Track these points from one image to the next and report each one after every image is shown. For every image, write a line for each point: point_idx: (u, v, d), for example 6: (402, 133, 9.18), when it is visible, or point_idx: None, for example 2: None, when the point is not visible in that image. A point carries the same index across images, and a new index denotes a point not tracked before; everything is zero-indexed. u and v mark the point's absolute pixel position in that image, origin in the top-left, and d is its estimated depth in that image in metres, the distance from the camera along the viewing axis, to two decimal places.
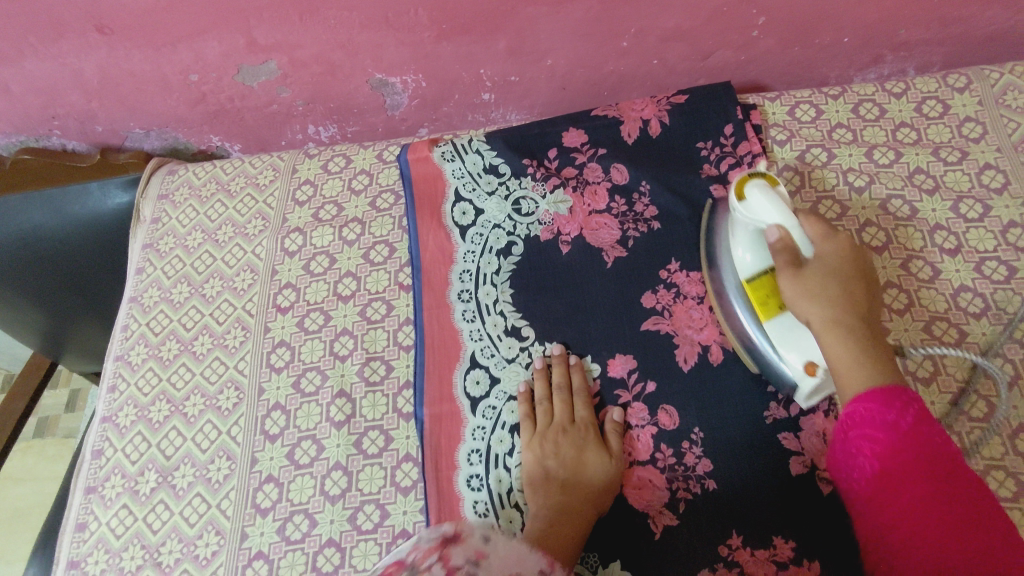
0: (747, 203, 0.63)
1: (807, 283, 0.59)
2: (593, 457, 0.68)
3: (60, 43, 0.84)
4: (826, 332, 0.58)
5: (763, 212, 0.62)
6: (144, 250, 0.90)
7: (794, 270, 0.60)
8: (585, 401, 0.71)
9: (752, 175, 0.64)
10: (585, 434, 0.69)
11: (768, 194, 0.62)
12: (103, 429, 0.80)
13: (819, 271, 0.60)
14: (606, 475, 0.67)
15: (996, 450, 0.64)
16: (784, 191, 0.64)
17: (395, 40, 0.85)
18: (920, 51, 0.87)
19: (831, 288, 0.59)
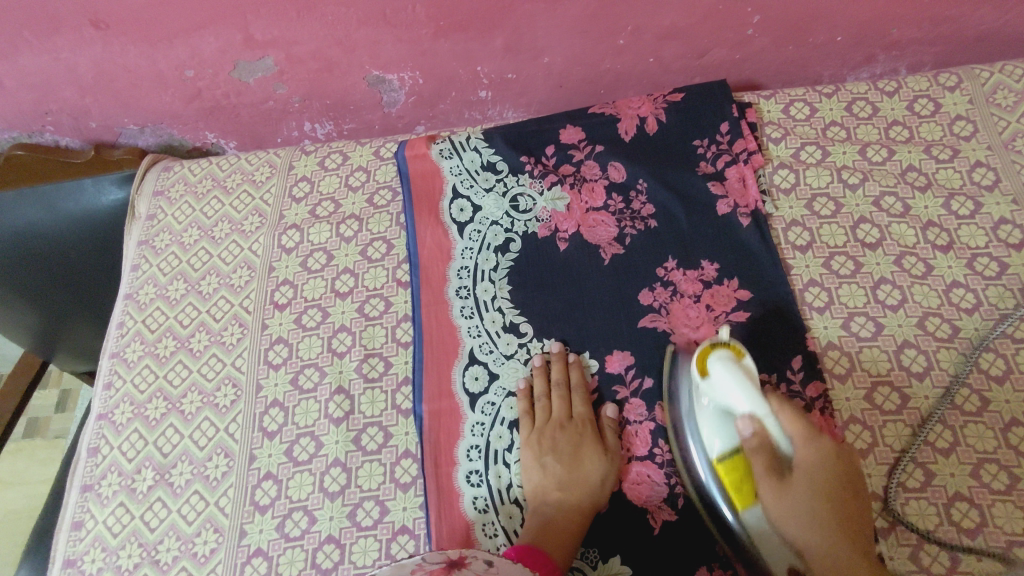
0: (714, 381, 0.61)
1: (791, 500, 0.57)
2: (590, 454, 0.68)
3: (54, 38, 0.83)
4: (816, 559, 0.56)
5: (733, 394, 0.59)
6: (139, 247, 0.90)
7: (777, 482, 0.58)
8: (583, 397, 0.72)
9: (716, 347, 0.62)
10: (582, 431, 0.70)
11: (736, 370, 0.59)
12: (99, 427, 0.79)
13: (799, 495, 0.57)
14: (602, 473, 0.67)
15: (988, 443, 0.65)
16: (750, 365, 0.61)
17: (392, 37, 0.85)
18: (912, 50, 0.88)
19: (813, 508, 0.57)
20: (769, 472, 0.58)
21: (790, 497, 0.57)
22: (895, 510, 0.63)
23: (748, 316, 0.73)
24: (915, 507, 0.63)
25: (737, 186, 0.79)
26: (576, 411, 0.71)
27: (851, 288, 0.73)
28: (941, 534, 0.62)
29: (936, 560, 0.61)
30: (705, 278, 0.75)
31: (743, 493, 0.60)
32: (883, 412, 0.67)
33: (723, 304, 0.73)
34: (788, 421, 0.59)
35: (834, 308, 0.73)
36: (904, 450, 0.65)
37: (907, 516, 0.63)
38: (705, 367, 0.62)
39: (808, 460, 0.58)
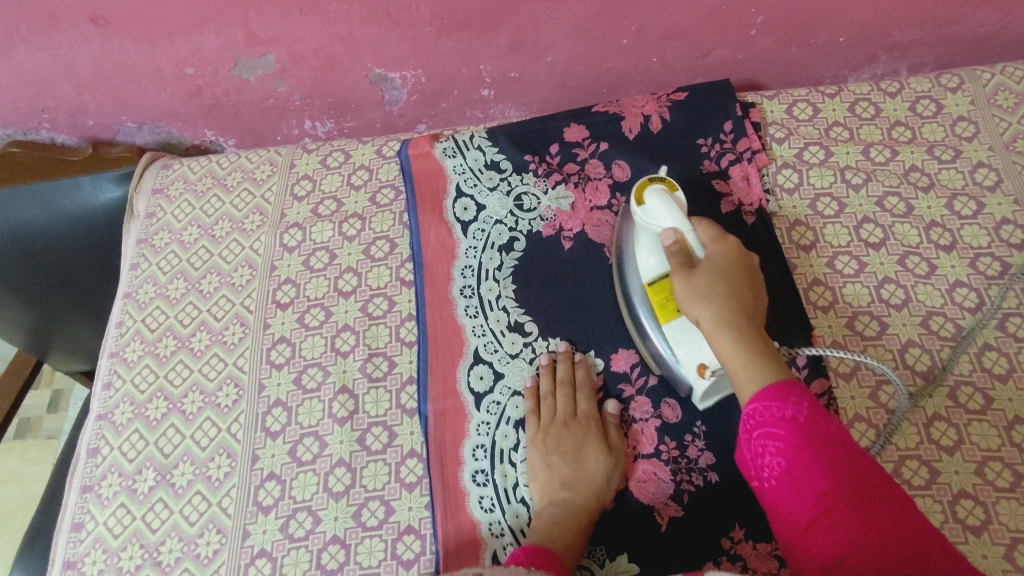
0: (645, 207, 0.64)
1: (698, 287, 0.57)
2: (597, 451, 0.68)
3: (52, 34, 0.82)
4: (714, 333, 0.55)
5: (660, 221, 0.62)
6: (139, 245, 0.89)
7: (685, 271, 0.59)
8: (588, 394, 0.72)
9: (652, 180, 0.65)
10: (588, 428, 0.69)
11: (665, 198, 0.63)
12: (99, 427, 0.78)
13: (707, 273, 0.58)
14: (608, 469, 0.67)
15: (993, 441, 0.65)
16: (682, 198, 0.64)
17: (395, 35, 0.84)
18: (913, 51, 0.89)
19: (721, 290, 0.56)
20: (680, 268, 0.59)
21: (697, 280, 0.57)
22: None
23: None
24: (920, 505, 0.63)
25: (742, 185, 0.79)
26: (581, 407, 0.71)
27: (855, 287, 0.74)
28: (947, 531, 0.62)
29: None
30: None
31: (669, 306, 0.65)
32: (888, 411, 0.68)
33: None
34: (705, 233, 0.61)
35: (838, 307, 0.73)
36: (909, 448, 0.66)
37: None
38: (642, 197, 0.65)
39: (718, 255, 0.59)
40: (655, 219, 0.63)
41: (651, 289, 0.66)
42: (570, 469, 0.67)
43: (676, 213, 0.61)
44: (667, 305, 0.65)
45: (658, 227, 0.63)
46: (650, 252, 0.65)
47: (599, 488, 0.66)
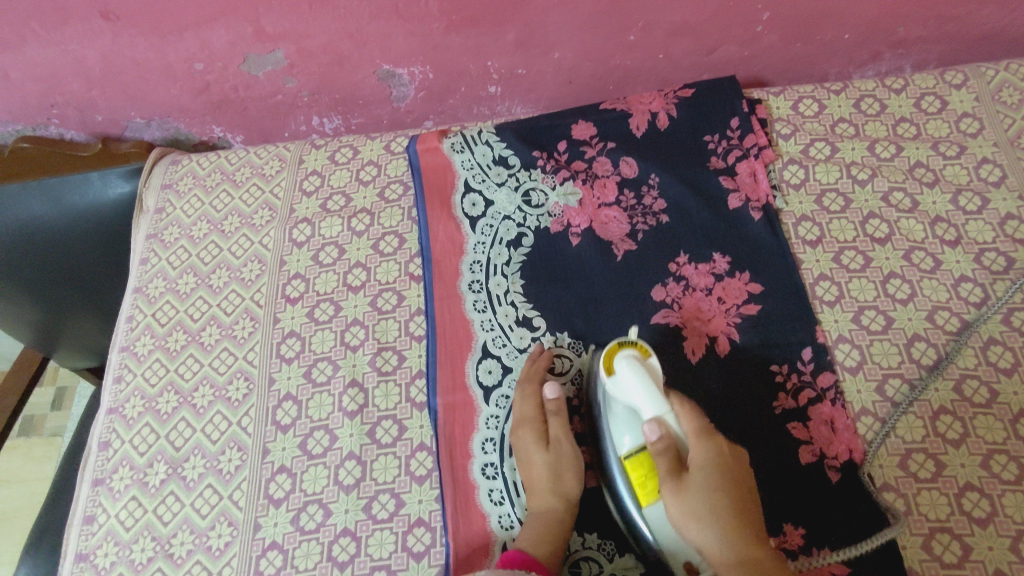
0: (620, 382, 0.62)
1: (692, 501, 0.56)
2: (541, 450, 0.67)
3: (63, 30, 0.83)
4: (719, 565, 0.54)
5: (636, 391, 0.60)
6: (148, 240, 0.89)
7: (676, 482, 0.57)
8: (530, 394, 0.70)
9: (624, 346, 0.64)
10: (527, 430, 0.69)
11: (645, 369, 0.61)
12: (110, 421, 0.79)
13: (697, 487, 0.56)
14: (559, 461, 0.67)
15: (998, 434, 0.66)
16: (655, 366, 0.63)
17: (404, 31, 0.85)
18: (918, 48, 0.89)
19: (711, 505, 0.55)
20: (670, 471, 0.57)
21: (689, 495, 0.56)
22: (906, 500, 0.64)
23: (760, 309, 0.73)
24: (926, 497, 0.64)
25: (748, 181, 0.80)
26: (519, 411, 0.70)
27: (861, 282, 0.74)
28: (952, 523, 0.63)
29: (949, 548, 0.62)
30: (716, 272, 0.76)
31: (648, 484, 0.59)
32: (894, 404, 0.68)
33: (734, 298, 0.74)
34: (688, 422, 0.59)
35: (844, 302, 0.73)
36: (916, 442, 0.66)
37: (918, 506, 0.64)
38: (612, 367, 0.63)
39: (705, 453, 0.58)
40: (632, 393, 0.61)
41: (628, 463, 0.61)
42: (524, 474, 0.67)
43: (654, 390, 0.60)
44: (647, 484, 0.59)
45: (637, 406, 0.61)
46: (630, 434, 0.61)
47: (556, 481, 0.66)
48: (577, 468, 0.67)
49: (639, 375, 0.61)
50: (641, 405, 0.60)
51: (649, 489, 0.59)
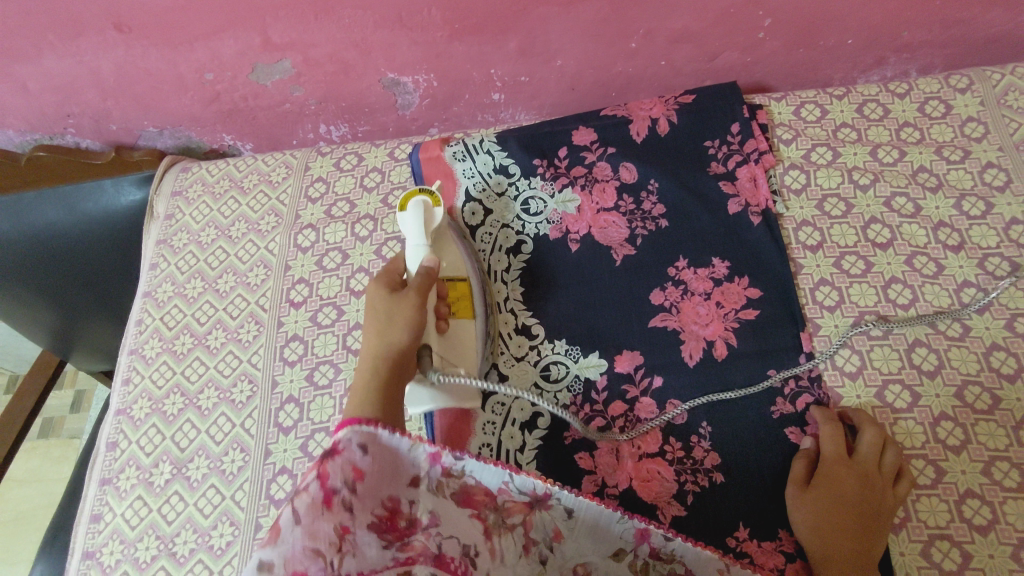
0: (405, 215, 0.73)
1: (398, 301, 0.64)
2: (385, 298, 0.65)
3: (78, 41, 0.85)
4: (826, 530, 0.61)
5: (409, 229, 0.71)
6: (158, 246, 0.92)
7: (390, 291, 0.65)
8: (384, 296, 0.65)
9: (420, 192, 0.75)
10: (379, 286, 0.66)
11: (421, 210, 0.73)
12: (118, 421, 0.81)
13: (402, 299, 0.64)
14: (398, 313, 0.63)
15: (1000, 441, 0.65)
16: (438, 214, 0.74)
17: (408, 40, 0.86)
18: (923, 52, 0.88)
19: (410, 313, 0.63)
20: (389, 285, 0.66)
21: (398, 297, 0.64)
22: (907, 507, 0.63)
23: (758, 313, 0.73)
24: (926, 504, 0.63)
25: (748, 186, 0.80)
26: (376, 279, 0.68)
27: (862, 287, 0.74)
28: (953, 531, 0.62)
29: (948, 556, 0.61)
30: (715, 277, 0.76)
31: (458, 304, 0.72)
32: (893, 410, 0.68)
33: (733, 302, 0.74)
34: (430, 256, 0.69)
35: (845, 307, 0.73)
36: (915, 448, 0.66)
37: (918, 513, 0.63)
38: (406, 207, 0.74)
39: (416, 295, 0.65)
40: (406, 231, 0.72)
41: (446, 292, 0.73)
42: (367, 340, 0.63)
43: (422, 233, 0.71)
44: (461, 302, 0.72)
45: (410, 233, 0.71)
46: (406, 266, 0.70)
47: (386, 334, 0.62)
48: (416, 330, 0.63)
49: (409, 228, 0.71)
50: (410, 236, 0.71)
51: (467, 307, 0.72)
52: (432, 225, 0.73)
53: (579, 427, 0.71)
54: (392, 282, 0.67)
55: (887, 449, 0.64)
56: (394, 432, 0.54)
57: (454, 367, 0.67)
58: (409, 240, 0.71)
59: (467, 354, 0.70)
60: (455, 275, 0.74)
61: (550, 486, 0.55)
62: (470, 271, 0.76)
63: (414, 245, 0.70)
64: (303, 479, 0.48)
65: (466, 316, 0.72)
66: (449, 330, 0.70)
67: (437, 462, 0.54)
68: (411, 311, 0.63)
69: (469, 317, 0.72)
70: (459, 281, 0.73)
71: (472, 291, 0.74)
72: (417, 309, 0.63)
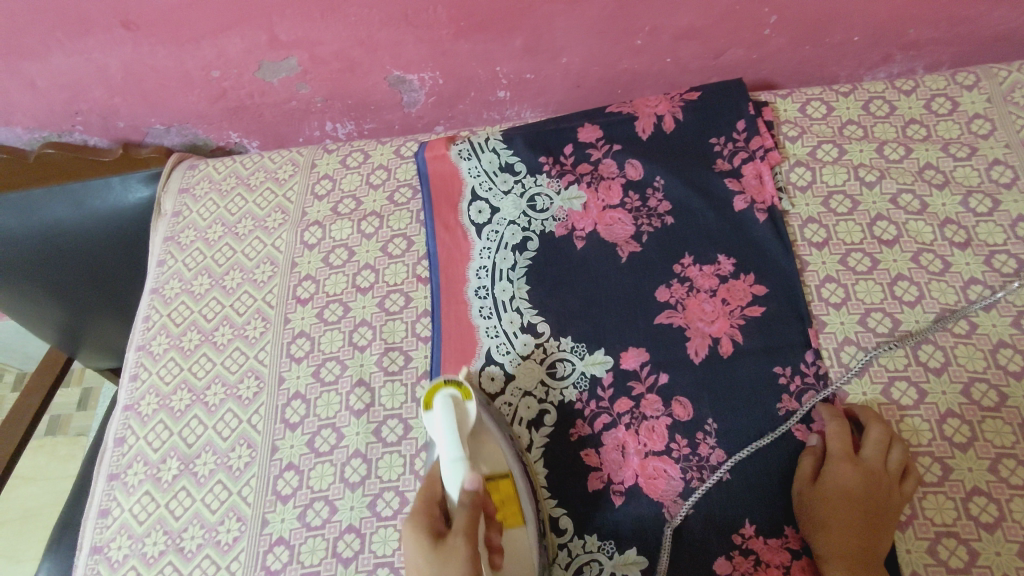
0: (433, 416, 0.65)
1: (445, 558, 0.52)
2: (431, 557, 0.53)
3: (86, 39, 0.86)
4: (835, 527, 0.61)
5: (443, 440, 0.63)
6: (165, 243, 0.92)
7: (435, 539, 0.54)
8: (430, 525, 0.56)
9: (444, 386, 0.67)
10: (420, 533, 0.55)
11: (452, 408, 0.64)
12: (126, 417, 0.81)
13: (455, 544, 0.53)
14: (449, 573, 0.51)
15: (1007, 438, 0.65)
16: (471, 410, 0.65)
17: (414, 38, 0.87)
18: (929, 49, 0.88)
19: (466, 571, 0.52)
20: (435, 531, 0.55)
21: (446, 551, 0.53)
22: (913, 504, 0.63)
23: (764, 311, 0.73)
24: (932, 501, 0.63)
25: (754, 183, 0.80)
26: (413, 519, 0.57)
27: (868, 284, 0.74)
28: (960, 528, 0.62)
29: (955, 553, 0.61)
30: (721, 274, 0.76)
31: (506, 513, 0.63)
32: (900, 407, 0.68)
33: (738, 299, 0.74)
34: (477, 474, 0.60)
35: (851, 304, 0.73)
36: (921, 445, 0.66)
37: (924, 510, 0.63)
38: (430, 404, 0.66)
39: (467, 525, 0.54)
40: (438, 435, 0.64)
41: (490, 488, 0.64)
42: None
43: (460, 445, 0.62)
44: (509, 508, 0.63)
45: (438, 441, 0.63)
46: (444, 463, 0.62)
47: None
48: None
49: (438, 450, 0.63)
50: (443, 452, 0.62)
51: (514, 513, 0.63)
52: (467, 427, 0.64)
53: (585, 424, 0.72)
54: (433, 521, 0.56)
55: (891, 445, 0.65)
56: None
57: None
58: (443, 458, 0.62)
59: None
60: (497, 474, 0.65)
61: None
62: (511, 465, 0.66)
63: (451, 463, 0.61)
64: None
65: (514, 523, 0.63)
66: (504, 562, 0.60)
67: None
68: (464, 564, 0.52)
69: (520, 523, 0.63)
70: (501, 482, 0.64)
71: (518, 488, 0.65)
72: (469, 544, 0.53)
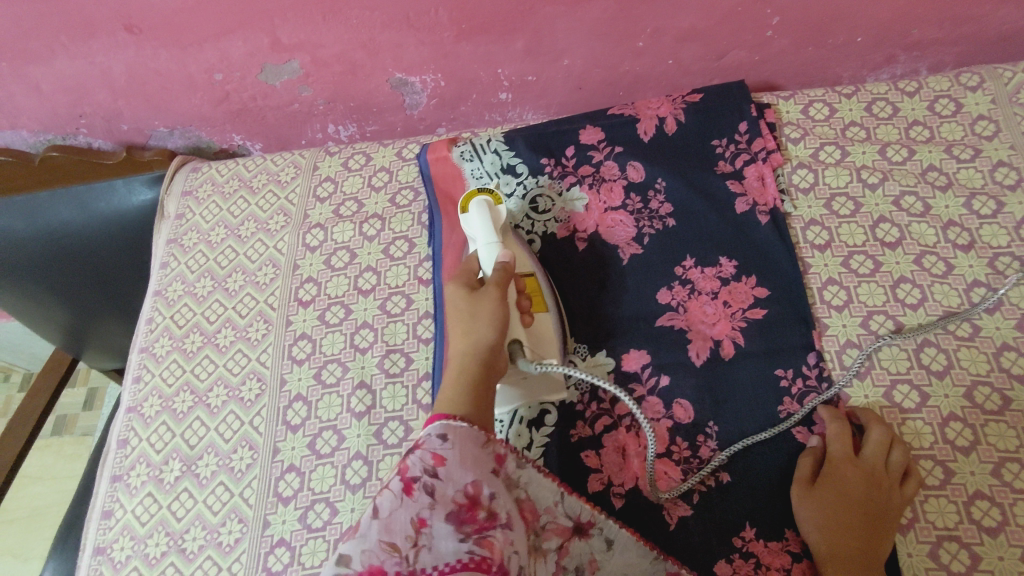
0: (468, 218, 0.73)
1: (478, 300, 0.62)
2: (468, 297, 0.63)
3: (90, 43, 0.86)
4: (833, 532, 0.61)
5: (477, 230, 0.71)
6: (168, 245, 0.92)
7: (468, 290, 0.64)
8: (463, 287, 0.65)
9: (479, 194, 0.75)
10: (456, 286, 0.65)
11: (485, 210, 0.72)
12: (129, 419, 0.82)
13: (484, 293, 0.63)
14: (481, 305, 0.61)
15: (1010, 442, 0.64)
16: (502, 212, 0.74)
17: (415, 40, 0.87)
18: (933, 50, 0.88)
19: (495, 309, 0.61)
20: (467, 282, 0.65)
21: (478, 295, 0.62)
22: (915, 508, 0.63)
23: (766, 313, 0.73)
24: (934, 505, 0.63)
25: (756, 185, 0.80)
26: (451, 279, 0.66)
27: (870, 286, 0.73)
28: (962, 532, 0.62)
29: (956, 557, 0.61)
30: (722, 276, 0.76)
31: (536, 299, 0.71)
32: (901, 410, 0.67)
33: (740, 301, 0.74)
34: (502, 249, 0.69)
35: (853, 307, 0.73)
36: (923, 448, 0.65)
37: (926, 514, 0.63)
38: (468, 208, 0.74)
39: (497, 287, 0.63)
40: (472, 231, 0.72)
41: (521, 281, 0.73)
42: (452, 345, 0.61)
43: (492, 232, 0.71)
44: (535, 296, 0.71)
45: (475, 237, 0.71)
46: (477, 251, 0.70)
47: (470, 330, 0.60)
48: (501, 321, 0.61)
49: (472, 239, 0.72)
50: (477, 238, 0.71)
51: (541, 300, 0.71)
52: (499, 222, 0.72)
53: (586, 425, 0.71)
54: (469, 280, 0.66)
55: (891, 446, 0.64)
56: (473, 426, 0.55)
57: (543, 356, 0.67)
58: (479, 241, 0.71)
59: (551, 346, 0.70)
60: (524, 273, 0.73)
61: (594, 516, 0.61)
62: (535, 265, 0.75)
63: (485, 246, 0.70)
64: (389, 482, 0.51)
65: (541, 309, 0.71)
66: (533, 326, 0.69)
67: (502, 465, 0.57)
68: (493, 303, 0.61)
69: (545, 310, 0.71)
70: (529, 277, 0.73)
71: (543, 286, 0.73)
72: (498, 301, 0.62)
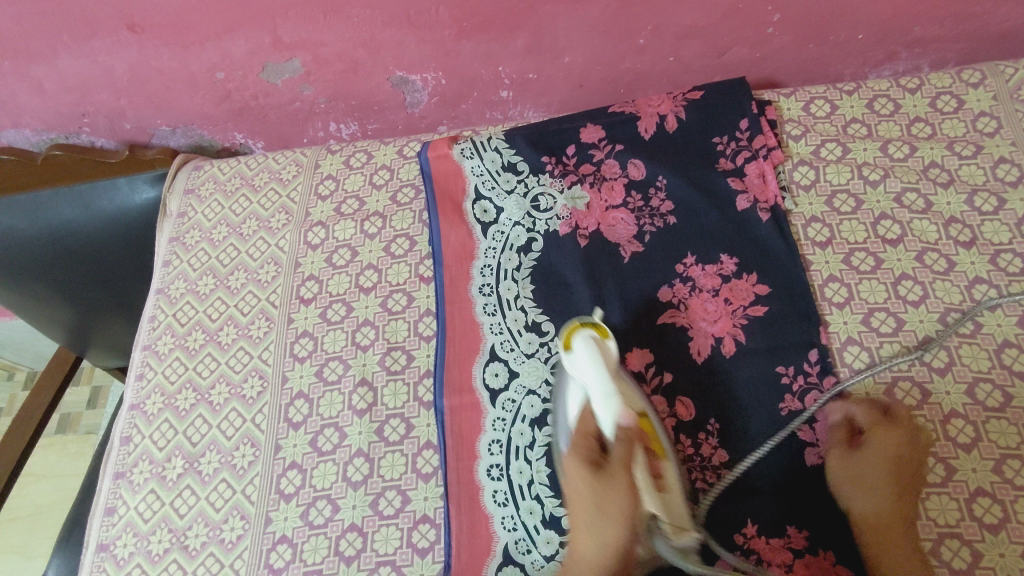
0: (574, 354, 0.65)
1: (607, 491, 0.60)
2: (593, 485, 0.60)
3: (92, 42, 0.87)
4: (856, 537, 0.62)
5: (590, 378, 0.63)
6: (170, 244, 0.93)
7: (594, 470, 0.61)
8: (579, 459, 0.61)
9: (583, 326, 0.67)
10: (580, 465, 0.61)
11: (596, 348, 0.65)
12: (132, 416, 0.82)
13: (608, 483, 0.60)
14: (609, 498, 0.60)
15: (1012, 439, 0.64)
16: (611, 349, 0.66)
17: (416, 38, 0.87)
18: (935, 47, 0.88)
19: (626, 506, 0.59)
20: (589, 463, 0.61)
21: (607, 484, 0.60)
22: (917, 506, 0.63)
23: (767, 310, 0.73)
24: (935, 502, 0.63)
25: (757, 182, 0.80)
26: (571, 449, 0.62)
27: (871, 283, 0.73)
28: (963, 529, 0.62)
29: (958, 554, 0.61)
30: (723, 274, 0.76)
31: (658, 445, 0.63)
32: (903, 408, 0.67)
33: (741, 299, 0.74)
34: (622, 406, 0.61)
35: (854, 304, 0.73)
36: (926, 445, 0.65)
37: (927, 511, 0.63)
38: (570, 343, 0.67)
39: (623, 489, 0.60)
40: (585, 376, 0.64)
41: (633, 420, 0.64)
42: (582, 545, 0.61)
43: (608, 379, 0.63)
44: (654, 442, 0.63)
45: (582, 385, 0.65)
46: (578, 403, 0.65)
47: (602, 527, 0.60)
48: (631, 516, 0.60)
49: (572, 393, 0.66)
50: (595, 395, 0.63)
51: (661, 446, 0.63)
52: (611, 364, 0.65)
53: None
54: (591, 454, 0.62)
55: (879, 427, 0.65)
56: None
57: (684, 536, 0.59)
58: (593, 392, 0.63)
59: (679, 503, 0.61)
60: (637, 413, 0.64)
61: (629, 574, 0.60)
62: (646, 403, 0.66)
63: (604, 399, 0.62)
64: None
65: (662, 456, 0.63)
66: (666, 486, 0.61)
67: None
68: (622, 495, 0.59)
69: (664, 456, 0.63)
70: (644, 418, 0.64)
71: (655, 427, 0.65)
72: (631, 501, 0.59)
